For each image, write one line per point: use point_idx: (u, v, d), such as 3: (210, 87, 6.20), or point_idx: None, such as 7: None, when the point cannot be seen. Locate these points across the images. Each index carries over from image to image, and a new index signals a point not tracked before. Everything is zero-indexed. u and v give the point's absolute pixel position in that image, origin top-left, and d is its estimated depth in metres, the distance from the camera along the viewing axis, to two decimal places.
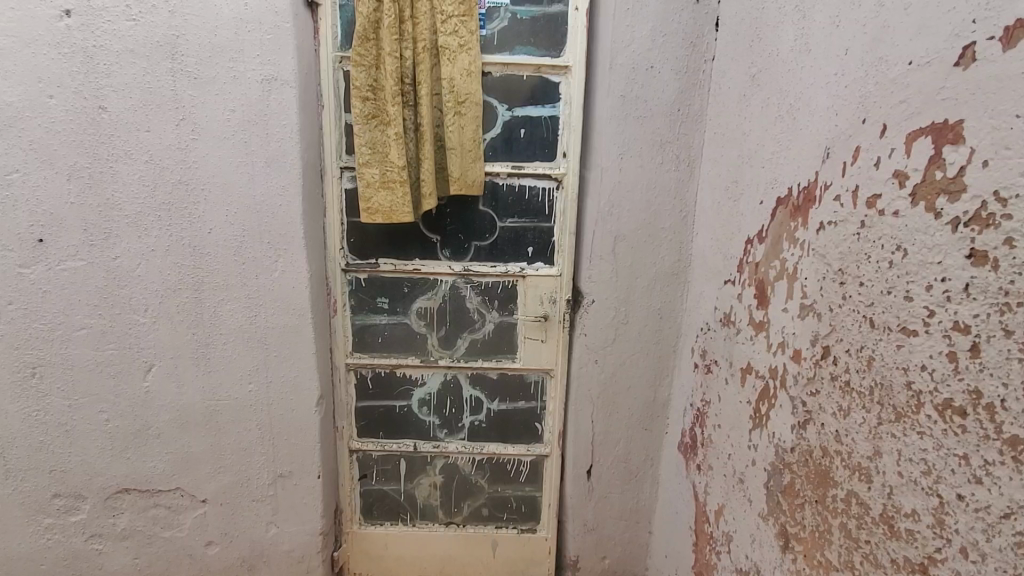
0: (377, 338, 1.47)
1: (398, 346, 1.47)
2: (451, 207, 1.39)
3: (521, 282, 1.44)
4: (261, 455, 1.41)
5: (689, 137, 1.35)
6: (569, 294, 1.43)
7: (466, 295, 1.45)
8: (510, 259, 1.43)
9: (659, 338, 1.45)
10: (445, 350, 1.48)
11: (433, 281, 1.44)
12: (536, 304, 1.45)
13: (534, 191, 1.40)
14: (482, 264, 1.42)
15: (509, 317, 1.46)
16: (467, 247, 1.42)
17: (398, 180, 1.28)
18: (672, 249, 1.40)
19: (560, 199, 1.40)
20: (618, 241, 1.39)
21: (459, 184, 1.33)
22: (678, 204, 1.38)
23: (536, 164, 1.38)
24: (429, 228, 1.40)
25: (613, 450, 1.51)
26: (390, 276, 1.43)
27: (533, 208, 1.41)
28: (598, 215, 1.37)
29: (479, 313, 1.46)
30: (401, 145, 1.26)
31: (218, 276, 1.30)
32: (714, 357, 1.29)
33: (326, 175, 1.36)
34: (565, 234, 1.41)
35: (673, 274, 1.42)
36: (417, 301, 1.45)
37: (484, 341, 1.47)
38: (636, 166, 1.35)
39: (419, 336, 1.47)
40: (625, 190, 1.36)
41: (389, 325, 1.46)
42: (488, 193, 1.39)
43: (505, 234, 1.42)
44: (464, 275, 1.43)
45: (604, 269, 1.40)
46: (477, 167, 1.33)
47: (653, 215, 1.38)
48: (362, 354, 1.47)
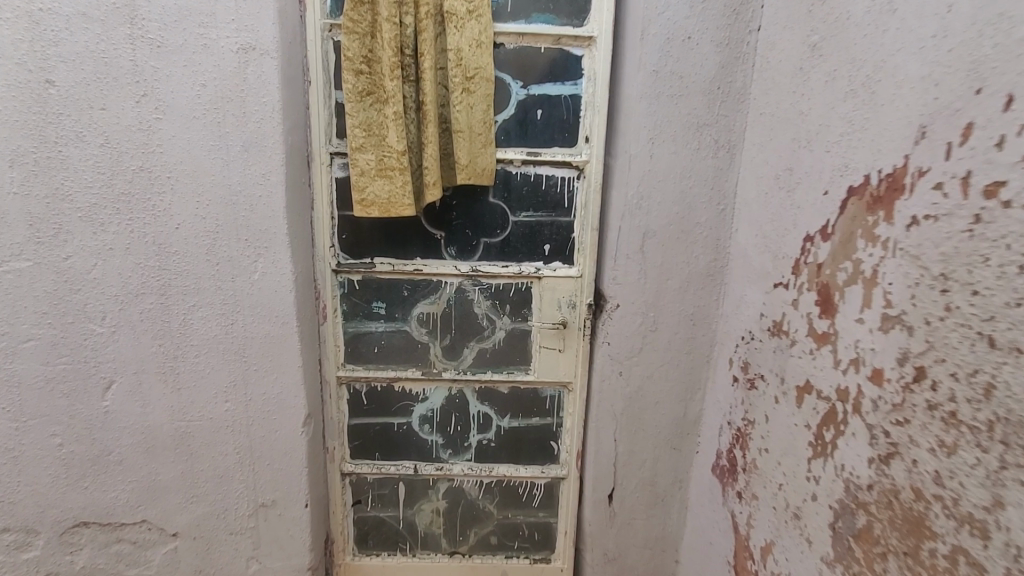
0: (373, 348, 1.29)
1: (396, 357, 1.30)
2: (458, 199, 1.22)
3: (536, 285, 1.27)
4: (240, 482, 1.23)
5: (729, 120, 1.18)
6: (591, 298, 1.27)
7: (474, 299, 1.28)
8: (524, 258, 1.26)
9: (691, 348, 1.29)
10: (450, 361, 1.30)
11: (436, 284, 1.26)
12: (553, 310, 1.28)
13: (552, 181, 1.23)
14: (492, 264, 1.25)
15: (522, 324, 1.29)
16: (475, 244, 1.24)
17: (398, 168, 1.10)
18: (708, 248, 1.23)
19: (581, 191, 1.23)
20: (648, 238, 1.22)
21: (468, 173, 1.16)
22: (716, 197, 1.21)
23: (556, 150, 1.21)
24: (432, 223, 1.23)
25: (638, 472, 1.35)
26: (388, 277, 1.26)
27: (551, 201, 1.23)
28: (626, 209, 1.20)
29: (489, 320, 1.29)
30: (402, 126, 1.09)
31: (188, 280, 1.12)
32: (760, 371, 1.13)
33: (313, 162, 1.18)
34: (587, 231, 1.24)
35: (709, 276, 1.25)
36: (418, 306, 1.28)
37: (494, 351, 1.30)
38: (670, 153, 1.18)
39: (421, 345, 1.30)
40: (656, 179, 1.19)
41: (386, 333, 1.29)
42: (499, 183, 1.22)
43: (519, 230, 1.24)
44: (472, 276, 1.26)
45: (631, 270, 1.23)
46: (488, 153, 1.17)
47: (687, 209, 1.21)
48: (356, 365, 1.30)
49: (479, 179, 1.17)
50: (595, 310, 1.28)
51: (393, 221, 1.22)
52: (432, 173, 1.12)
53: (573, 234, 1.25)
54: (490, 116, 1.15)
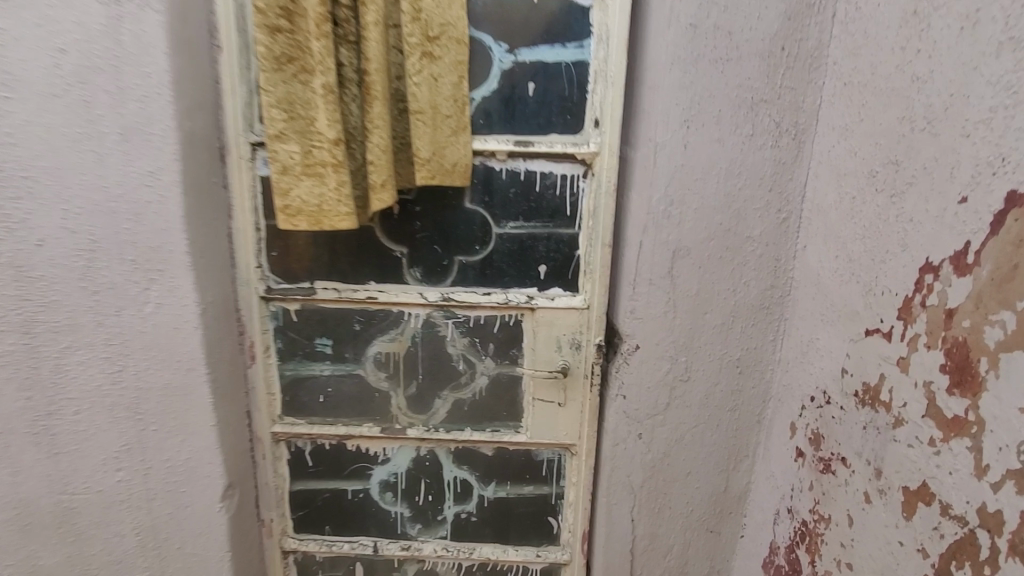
0: (317, 396, 1.00)
1: (346, 409, 1.00)
2: (421, 204, 0.91)
3: (528, 318, 0.95)
4: (143, 568, 0.96)
5: (795, 93, 0.84)
6: (600, 337, 0.94)
7: (445, 336, 0.97)
8: (512, 283, 0.94)
9: (736, 404, 0.96)
10: (416, 415, 1.00)
11: (396, 316, 0.96)
12: (551, 351, 0.96)
13: (549, 180, 0.90)
14: (469, 291, 0.94)
15: (510, 369, 0.98)
16: (446, 265, 0.94)
17: (330, 163, 0.79)
18: (763, 271, 0.90)
19: (589, 193, 0.90)
20: (679, 258, 0.89)
21: (431, 169, 0.85)
22: (775, 201, 0.88)
23: (554, 139, 0.89)
24: (388, 236, 0.92)
25: (661, 561, 1.03)
26: (333, 307, 0.96)
27: (548, 208, 0.91)
28: (649, 218, 0.87)
29: (466, 362, 0.98)
30: (334, 104, 0.78)
31: (54, 315, 0.83)
32: (838, 450, 0.80)
33: (228, 155, 0.89)
34: (597, 247, 0.91)
35: (764, 309, 0.92)
36: (373, 344, 0.97)
37: (472, 403, 0.99)
38: (711, 141, 0.85)
39: (377, 394, 0.99)
40: (692, 178, 0.86)
41: (333, 379, 0.99)
42: (476, 182, 0.90)
43: (504, 245, 0.93)
44: (443, 306, 0.95)
45: (656, 301, 0.91)
46: (460, 142, 0.86)
47: (735, 218, 0.88)
48: (295, 418, 1.01)
49: (447, 177, 0.86)
50: (606, 353, 0.95)
51: (337, 233, 0.92)
52: (380, 170, 0.81)
53: (577, 251, 0.93)
54: (461, 91, 0.84)
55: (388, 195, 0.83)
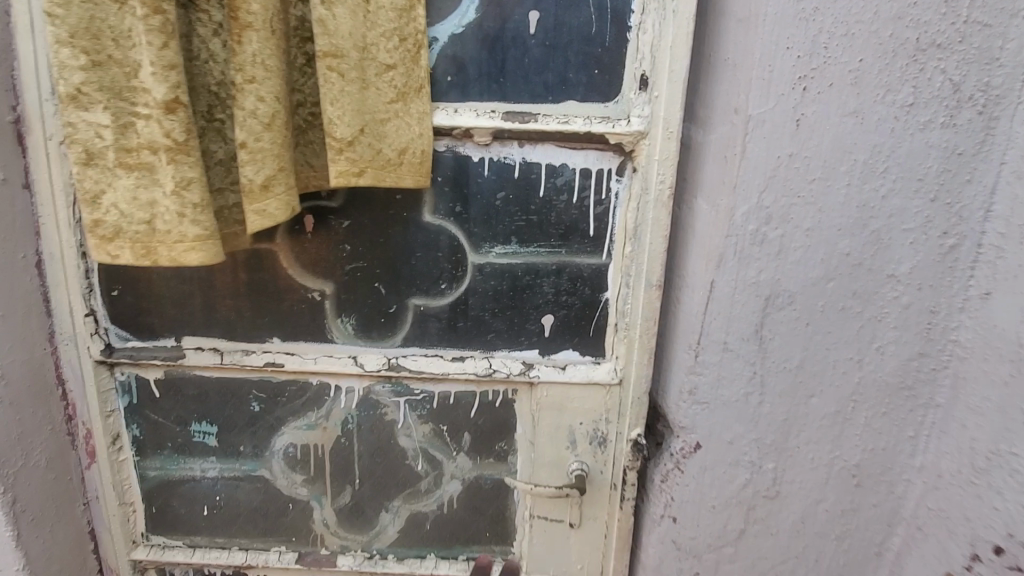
0: (199, 507, 0.66)
1: (245, 526, 0.66)
2: (350, 216, 0.55)
3: (524, 396, 0.61)
4: None
5: (992, 32, 0.48)
6: (638, 429, 0.60)
7: (395, 422, 0.62)
8: (499, 342, 0.59)
9: (846, 530, 0.62)
10: (351, 536, 0.66)
11: (316, 391, 0.61)
12: (561, 448, 0.62)
13: (561, 179, 0.54)
14: (430, 354, 0.59)
15: (495, 471, 0.63)
16: (394, 312, 0.58)
17: (164, 145, 0.43)
18: (908, 331, 0.55)
19: (627, 199, 0.54)
20: (776, 310, 0.54)
21: (359, 160, 0.48)
22: (939, 217, 0.52)
23: (571, 110, 0.53)
24: (297, 268, 0.57)
25: None
26: (215, 378, 0.61)
27: (558, 223, 0.55)
28: (730, 246, 0.52)
29: (428, 461, 0.63)
30: (164, 38, 0.42)
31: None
32: None
33: (29, 137, 0.53)
34: (639, 289, 0.56)
35: (905, 391, 0.57)
36: (282, 435, 0.62)
37: (437, 521, 0.65)
38: (842, 114, 0.49)
39: (291, 506, 0.65)
40: (806, 178, 0.51)
41: (222, 483, 0.65)
42: (440, 180, 0.54)
43: (485, 284, 0.57)
44: (389, 378, 0.60)
45: (735, 377, 0.56)
46: (410, 113, 0.50)
47: (874, 248, 0.53)
48: (170, 537, 0.67)
49: (388, 174, 0.50)
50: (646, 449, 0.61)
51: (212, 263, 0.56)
52: (262, 160, 0.45)
53: (604, 292, 0.57)
54: (411, 22, 0.48)
55: (280, 206, 0.46)
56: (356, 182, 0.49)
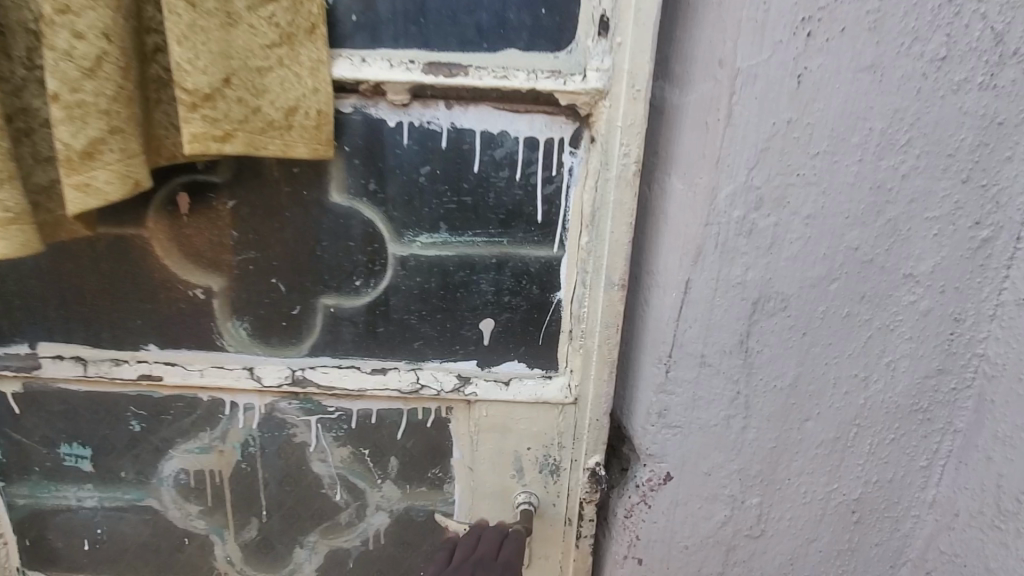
0: (79, 541, 0.56)
1: (134, 563, 0.56)
2: (236, 194, 0.44)
3: (460, 416, 0.50)
4: None
5: None
6: (597, 457, 0.50)
7: (307, 445, 0.52)
8: (430, 351, 0.48)
9: (841, 572, 0.53)
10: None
11: (207, 409, 0.50)
12: (507, 476, 0.52)
13: (501, 150, 0.43)
14: (344, 366, 0.48)
15: (429, 501, 0.54)
16: (297, 313, 0.47)
17: None
18: (926, 343, 0.45)
19: (584, 177, 0.43)
20: (766, 317, 0.44)
21: (221, 120, 0.36)
22: (971, 203, 0.42)
23: (512, 61, 0.41)
24: (175, 258, 0.45)
25: None
26: (84, 393, 0.50)
27: (498, 207, 0.44)
28: (710, 237, 0.41)
29: (348, 491, 0.53)
30: None
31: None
32: None
33: None
34: (597, 289, 0.45)
35: (918, 415, 0.47)
36: (170, 460, 0.52)
37: (362, 558, 0.56)
38: (857, 69, 0.38)
39: (187, 541, 0.55)
40: (809, 152, 0.40)
41: (102, 514, 0.55)
42: (348, 150, 0.42)
43: (410, 282, 0.46)
44: (296, 394, 0.49)
45: (714, 397, 0.46)
46: (299, 62, 0.38)
47: (889, 242, 0.42)
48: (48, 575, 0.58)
49: (268, 141, 0.38)
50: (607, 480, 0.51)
51: (67, 253, 0.45)
52: (81, 119, 0.34)
53: (556, 292, 0.47)
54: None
55: (110, 179, 0.35)
56: (220, 150, 0.37)
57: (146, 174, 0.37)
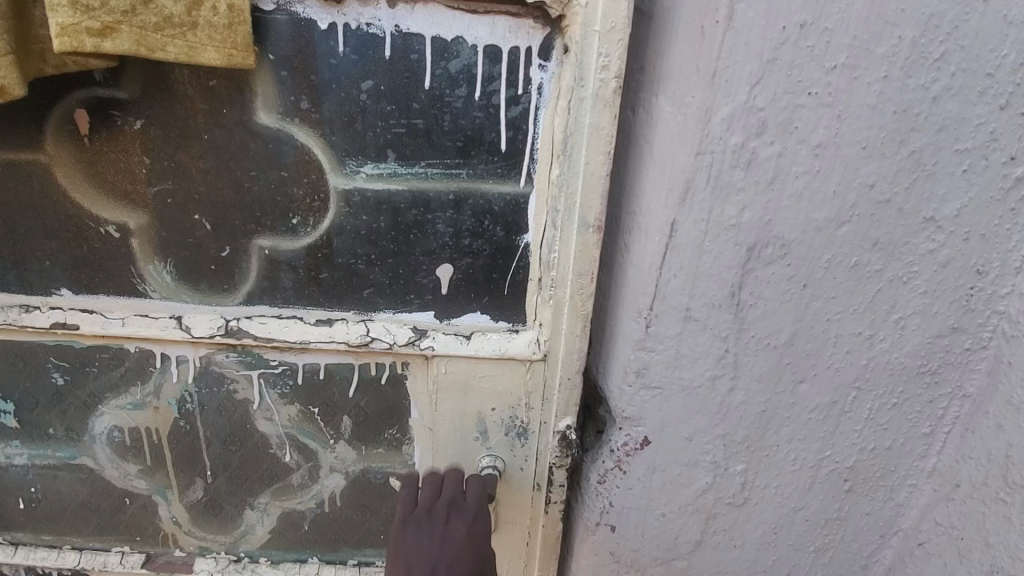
0: (14, 499, 0.53)
1: (75, 522, 0.54)
2: (143, 113, 0.37)
3: (417, 373, 0.46)
4: None
5: None
6: (568, 420, 0.46)
7: (250, 402, 0.48)
8: (382, 300, 0.43)
9: (828, 541, 0.49)
10: (210, 536, 0.54)
11: (136, 363, 0.46)
12: (470, 439, 0.48)
13: (456, 62, 0.36)
14: (285, 317, 0.43)
15: (387, 463, 0.50)
16: (227, 255, 0.41)
17: None
18: (941, 298, 0.40)
19: (556, 94, 0.36)
20: (762, 266, 0.38)
21: (96, 8, 0.29)
22: (1009, 133, 0.35)
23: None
24: (81, 186, 0.39)
25: None
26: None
27: (454, 133, 0.37)
28: (702, 169, 0.35)
29: (299, 451, 0.50)
30: None
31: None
32: None
33: None
34: (569, 232, 0.38)
35: (924, 378, 0.42)
36: (99, 417, 0.48)
37: (318, 520, 0.53)
38: None
39: (129, 500, 0.53)
40: (824, 66, 0.33)
41: (35, 472, 0.51)
42: (273, 58, 0.35)
43: (355, 221, 0.40)
44: (233, 346, 0.44)
45: (698, 356, 0.41)
46: None
47: (910, 178, 0.36)
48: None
49: (166, 41, 0.31)
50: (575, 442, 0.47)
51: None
52: None
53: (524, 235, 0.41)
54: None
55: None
56: (100, 47, 0.30)
57: (15, 74, 0.31)
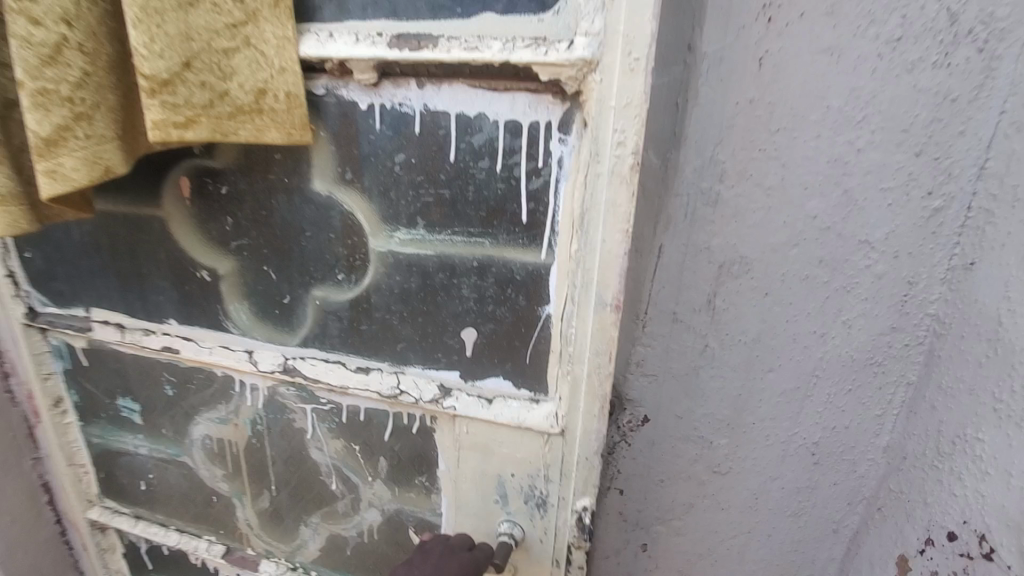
0: (138, 480, 0.70)
1: (179, 508, 0.70)
2: (228, 181, 0.51)
3: (444, 427, 0.55)
4: None
5: None
6: (584, 501, 0.52)
7: (305, 430, 0.61)
8: (414, 356, 0.54)
9: (802, 507, 0.59)
10: (275, 542, 0.68)
11: (219, 380, 0.61)
12: (489, 498, 0.56)
13: (478, 136, 0.44)
14: (331, 361, 0.56)
15: (417, 508, 0.61)
16: (287, 303, 0.55)
17: None
18: (880, 303, 0.50)
19: (574, 168, 0.43)
20: (732, 279, 0.49)
21: (184, 107, 0.39)
22: (924, 174, 0.46)
23: (488, 29, 0.40)
24: (181, 232, 0.55)
25: None
26: (132, 356, 0.63)
27: (480, 203, 0.46)
28: (680, 206, 0.46)
29: (343, 481, 0.62)
30: None
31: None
32: None
33: None
34: (589, 304, 0.45)
35: (872, 368, 0.52)
36: (197, 423, 0.64)
37: (358, 546, 0.65)
38: (813, 51, 0.42)
39: (216, 498, 0.68)
40: (770, 129, 0.44)
41: (153, 460, 0.68)
42: (325, 134, 0.48)
43: (390, 281, 0.51)
44: (291, 383, 0.58)
45: (685, 350, 0.52)
46: (265, 41, 0.40)
47: (845, 211, 0.46)
48: (120, 503, 0.72)
49: (238, 126, 0.41)
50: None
51: (107, 236, 0.58)
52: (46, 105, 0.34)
53: (545, 306, 0.48)
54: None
55: (80, 166, 0.36)
56: (185, 136, 0.40)
57: (115, 156, 0.38)
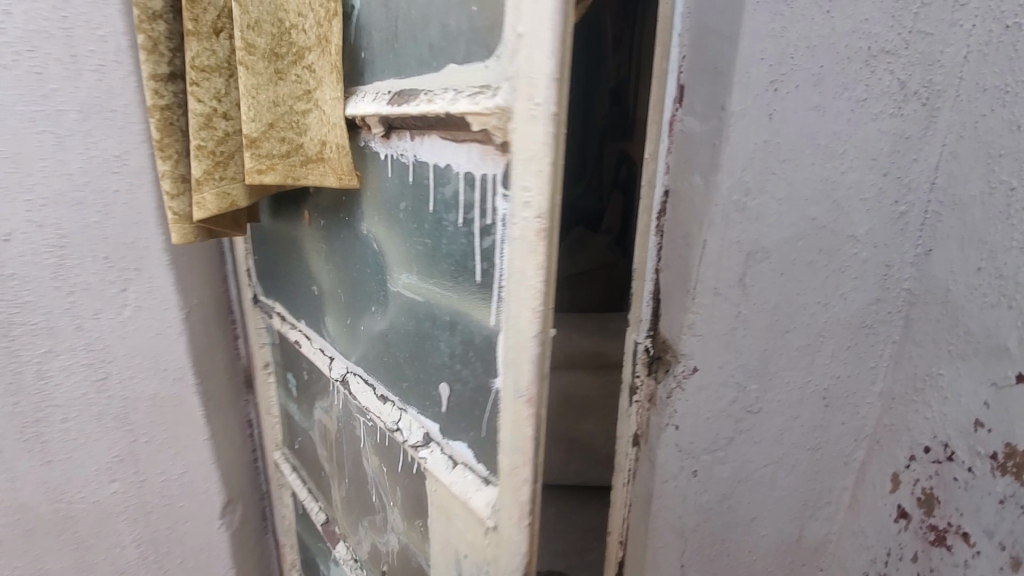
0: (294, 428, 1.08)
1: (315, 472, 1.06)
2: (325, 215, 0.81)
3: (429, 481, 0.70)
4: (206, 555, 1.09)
5: (933, 39, 0.63)
6: None
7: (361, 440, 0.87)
8: (415, 402, 0.71)
9: (818, 442, 0.78)
10: (348, 532, 0.99)
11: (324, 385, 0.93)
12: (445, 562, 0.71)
13: (448, 188, 0.57)
14: (369, 382, 0.80)
15: (418, 551, 0.77)
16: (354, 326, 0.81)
17: (171, 167, 0.72)
18: (865, 280, 0.70)
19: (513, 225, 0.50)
20: (758, 263, 0.69)
21: (264, 158, 0.65)
22: (891, 187, 0.68)
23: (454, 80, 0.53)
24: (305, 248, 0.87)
25: None
26: (292, 343, 1.00)
27: (451, 261, 0.60)
28: (718, 212, 0.67)
29: (379, 497, 0.86)
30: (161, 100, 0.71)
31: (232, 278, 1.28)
32: (956, 520, 0.65)
33: None
34: (508, 397, 0.53)
35: (864, 328, 0.72)
36: (317, 408, 0.97)
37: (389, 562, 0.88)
38: (807, 108, 0.64)
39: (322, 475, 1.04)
40: (780, 160, 0.66)
41: (299, 421, 1.06)
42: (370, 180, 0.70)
43: (404, 327, 0.70)
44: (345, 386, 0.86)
45: (722, 316, 0.72)
46: (325, 110, 0.66)
47: (835, 214, 0.68)
48: (291, 455, 1.13)
49: (306, 173, 0.67)
50: (656, 356, 0.76)
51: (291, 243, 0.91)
52: (201, 159, 0.68)
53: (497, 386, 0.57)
54: (327, 27, 0.64)
55: (212, 197, 0.70)
56: (264, 180, 0.66)
57: (235, 193, 0.72)
